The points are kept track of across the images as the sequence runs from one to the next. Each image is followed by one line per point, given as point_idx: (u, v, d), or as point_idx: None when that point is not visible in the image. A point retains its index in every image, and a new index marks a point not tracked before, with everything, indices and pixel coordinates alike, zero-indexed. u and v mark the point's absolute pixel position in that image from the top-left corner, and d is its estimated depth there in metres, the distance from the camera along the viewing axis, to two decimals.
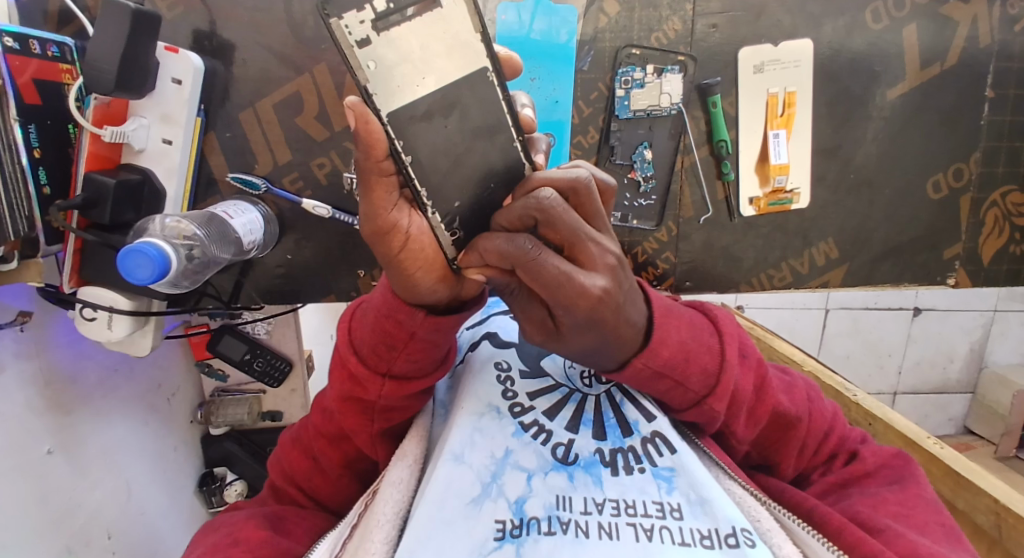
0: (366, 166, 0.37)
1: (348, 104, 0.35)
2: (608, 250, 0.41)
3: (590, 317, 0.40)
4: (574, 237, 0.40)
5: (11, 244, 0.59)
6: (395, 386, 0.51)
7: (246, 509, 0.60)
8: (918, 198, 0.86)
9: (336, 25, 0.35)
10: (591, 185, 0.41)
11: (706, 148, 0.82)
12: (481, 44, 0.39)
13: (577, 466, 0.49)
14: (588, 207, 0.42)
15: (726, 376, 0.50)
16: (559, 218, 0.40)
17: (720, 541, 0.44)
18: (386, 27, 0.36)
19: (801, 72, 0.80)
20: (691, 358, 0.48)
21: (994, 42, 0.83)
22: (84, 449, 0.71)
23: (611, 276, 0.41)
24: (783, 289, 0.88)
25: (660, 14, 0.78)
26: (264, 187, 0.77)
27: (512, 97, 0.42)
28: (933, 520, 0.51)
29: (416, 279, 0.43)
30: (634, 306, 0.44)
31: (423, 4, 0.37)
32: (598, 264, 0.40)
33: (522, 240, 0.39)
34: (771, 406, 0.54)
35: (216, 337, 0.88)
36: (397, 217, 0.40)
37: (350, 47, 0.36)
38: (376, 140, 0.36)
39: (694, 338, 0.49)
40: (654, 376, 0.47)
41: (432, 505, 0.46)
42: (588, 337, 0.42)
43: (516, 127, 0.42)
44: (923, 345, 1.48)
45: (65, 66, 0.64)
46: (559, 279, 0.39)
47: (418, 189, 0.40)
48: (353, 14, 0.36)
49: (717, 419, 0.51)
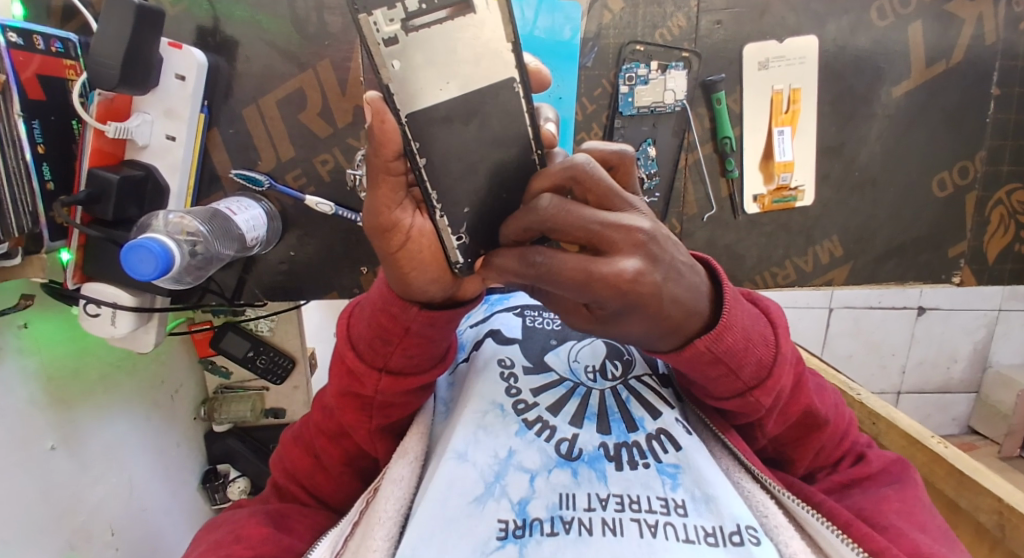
0: (375, 162, 0.38)
1: (366, 99, 0.36)
2: (635, 228, 0.39)
3: (625, 301, 0.38)
4: (588, 232, 0.39)
5: (14, 239, 0.58)
6: (391, 382, 0.51)
7: (248, 507, 0.60)
8: (923, 196, 0.85)
9: (365, 20, 0.34)
10: (590, 167, 0.40)
11: (710, 145, 0.81)
12: (512, 55, 0.37)
13: (581, 461, 0.49)
14: (599, 190, 0.40)
15: (777, 369, 0.49)
16: (563, 222, 0.39)
17: (724, 538, 0.44)
18: (415, 28, 0.35)
19: (806, 69, 0.80)
20: (749, 348, 0.48)
21: (1000, 40, 0.82)
22: (87, 445, 0.71)
23: (643, 254, 0.38)
24: (786, 287, 0.87)
25: (664, 10, 0.78)
26: (267, 184, 0.77)
27: (536, 110, 0.40)
28: (932, 521, 0.51)
29: (411, 277, 0.44)
30: (681, 282, 0.41)
31: (457, 8, 0.35)
32: (623, 247, 0.38)
33: (535, 256, 0.39)
34: (805, 405, 0.54)
35: (219, 334, 0.89)
36: (400, 216, 0.40)
37: (376, 45, 0.34)
38: (389, 138, 0.37)
39: (753, 328, 0.48)
40: (713, 361, 0.46)
41: (436, 503, 0.46)
42: (635, 322, 0.40)
43: (536, 141, 0.41)
44: (928, 345, 1.47)
45: (69, 61, 0.65)
46: (580, 275, 0.37)
47: (429, 190, 0.40)
48: (384, 11, 0.34)
49: (759, 411, 0.51)
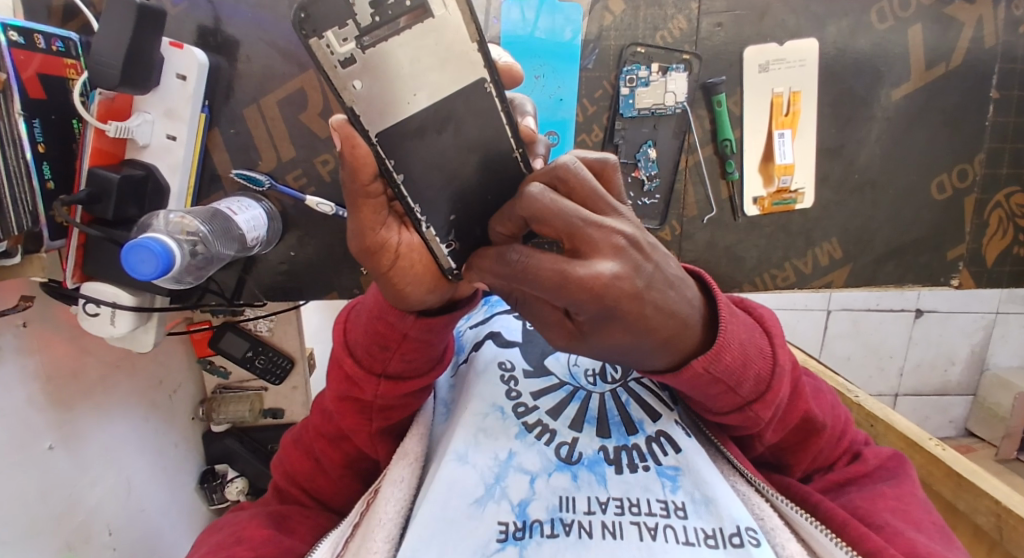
0: (354, 188, 0.38)
1: (333, 126, 0.36)
2: (615, 230, 0.37)
3: (604, 308, 0.37)
4: (569, 226, 0.37)
5: (13, 238, 0.58)
6: (391, 386, 0.51)
7: (250, 509, 0.60)
8: (922, 199, 0.85)
9: (318, 44, 0.34)
10: (576, 167, 0.39)
11: (710, 147, 0.82)
12: (478, 55, 0.36)
13: (581, 465, 0.49)
14: (583, 189, 0.39)
15: (777, 382, 0.49)
16: (548, 212, 0.38)
17: (724, 540, 0.44)
18: (372, 42, 0.34)
19: (806, 71, 0.80)
20: (748, 363, 0.47)
21: (999, 44, 0.83)
22: (85, 444, 0.71)
23: (622, 258, 0.37)
24: (786, 289, 0.87)
25: (665, 12, 0.78)
26: (268, 184, 0.77)
27: (511, 106, 0.40)
28: (927, 518, 0.51)
29: (406, 292, 0.44)
30: (669, 292, 0.40)
31: (413, 14, 0.34)
32: (603, 249, 0.37)
33: (512, 255, 0.39)
34: (804, 411, 0.54)
35: (218, 334, 0.89)
36: (386, 235, 0.41)
37: (333, 68, 0.35)
38: (362, 162, 0.37)
39: (751, 342, 0.48)
40: (711, 382, 0.46)
41: (436, 505, 0.46)
42: (616, 332, 0.39)
43: (515, 139, 0.41)
44: (925, 347, 1.48)
45: (69, 61, 0.64)
46: (555, 278, 0.36)
47: (410, 204, 0.40)
48: (336, 31, 0.34)
49: (760, 424, 0.50)
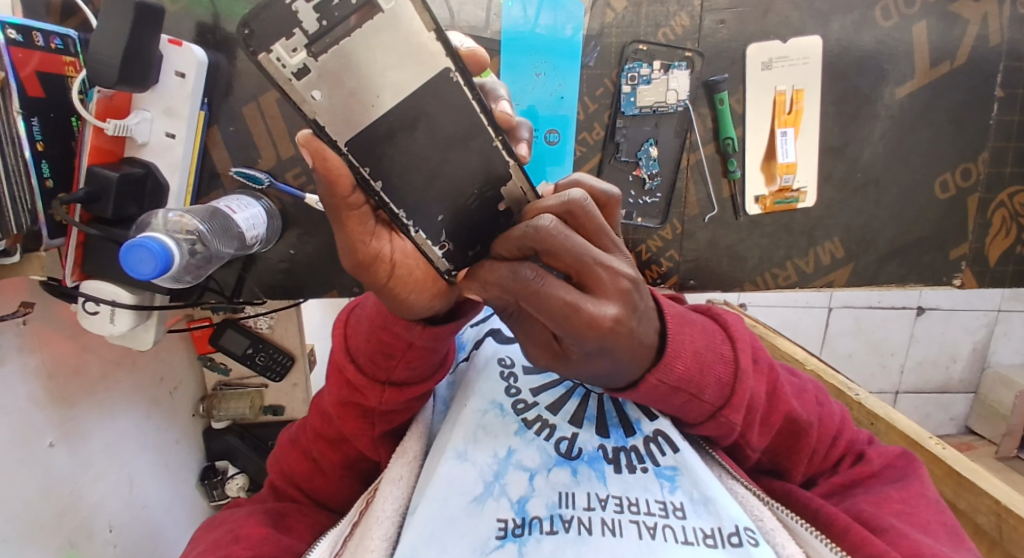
0: (334, 203, 0.38)
1: (301, 141, 0.35)
2: (620, 273, 0.40)
3: (601, 344, 0.39)
4: (580, 264, 0.39)
5: (13, 237, 0.58)
6: (395, 393, 0.51)
7: (247, 506, 0.60)
8: (925, 197, 0.85)
9: (267, 59, 0.33)
10: (585, 205, 0.41)
11: (712, 146, 0.81)
12: (436, 43, 0.35)
13: (581, 461, 0.49)
14: (591, 227, 0.41)
15: (740, 384, 0.49)
16: (561, 246, 0.39)
17: (723, 539, 0.44)
18: (321, 47, 0.34)
19: (809, 69, 0.80)
20: (706, 369, 0.47)
21: (1004, 41, 0.82)
22: (86, 441, 0.71)
23: (624, 301, 0.39)
24: (787, 288, 0.87)
25: (668, 9, 0.78)
26: (267, 182, 0.76)
27: (481, 93, 0.39)
28: (935, 520, 0.51)
29: (408, 301, 0.44)
30: (648, 324, 0.43)
31: (362, 12, 0.34)
32: (610, 290, 0.39)
33: (524, 270, 0.39)
34: (785, 412, 0.53)
35: (219, 331, 0.88)
36: (377, 247, 0.41)
37: (287, 80, 0.34)
38: (338, 173, 0.37)
39: (707, 347, 0.48)
40: (670, 392, 0.46)
41: (435, 503, 0.46)
42: (600, 363, 0.41)
43: (492, 127, 0.40)
44: (927, 345, 1.48)
45: (68, 58, 0.64)
46: (564, 311, 0.37)
47: (394, 210, 0.40)
48: (283, 43, 0.33)
49: (734, 431, 0.50)
